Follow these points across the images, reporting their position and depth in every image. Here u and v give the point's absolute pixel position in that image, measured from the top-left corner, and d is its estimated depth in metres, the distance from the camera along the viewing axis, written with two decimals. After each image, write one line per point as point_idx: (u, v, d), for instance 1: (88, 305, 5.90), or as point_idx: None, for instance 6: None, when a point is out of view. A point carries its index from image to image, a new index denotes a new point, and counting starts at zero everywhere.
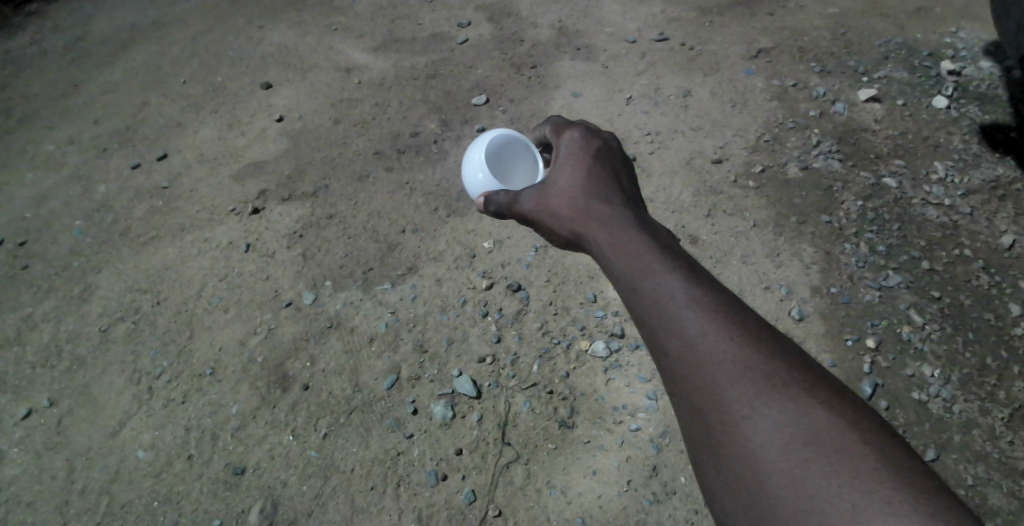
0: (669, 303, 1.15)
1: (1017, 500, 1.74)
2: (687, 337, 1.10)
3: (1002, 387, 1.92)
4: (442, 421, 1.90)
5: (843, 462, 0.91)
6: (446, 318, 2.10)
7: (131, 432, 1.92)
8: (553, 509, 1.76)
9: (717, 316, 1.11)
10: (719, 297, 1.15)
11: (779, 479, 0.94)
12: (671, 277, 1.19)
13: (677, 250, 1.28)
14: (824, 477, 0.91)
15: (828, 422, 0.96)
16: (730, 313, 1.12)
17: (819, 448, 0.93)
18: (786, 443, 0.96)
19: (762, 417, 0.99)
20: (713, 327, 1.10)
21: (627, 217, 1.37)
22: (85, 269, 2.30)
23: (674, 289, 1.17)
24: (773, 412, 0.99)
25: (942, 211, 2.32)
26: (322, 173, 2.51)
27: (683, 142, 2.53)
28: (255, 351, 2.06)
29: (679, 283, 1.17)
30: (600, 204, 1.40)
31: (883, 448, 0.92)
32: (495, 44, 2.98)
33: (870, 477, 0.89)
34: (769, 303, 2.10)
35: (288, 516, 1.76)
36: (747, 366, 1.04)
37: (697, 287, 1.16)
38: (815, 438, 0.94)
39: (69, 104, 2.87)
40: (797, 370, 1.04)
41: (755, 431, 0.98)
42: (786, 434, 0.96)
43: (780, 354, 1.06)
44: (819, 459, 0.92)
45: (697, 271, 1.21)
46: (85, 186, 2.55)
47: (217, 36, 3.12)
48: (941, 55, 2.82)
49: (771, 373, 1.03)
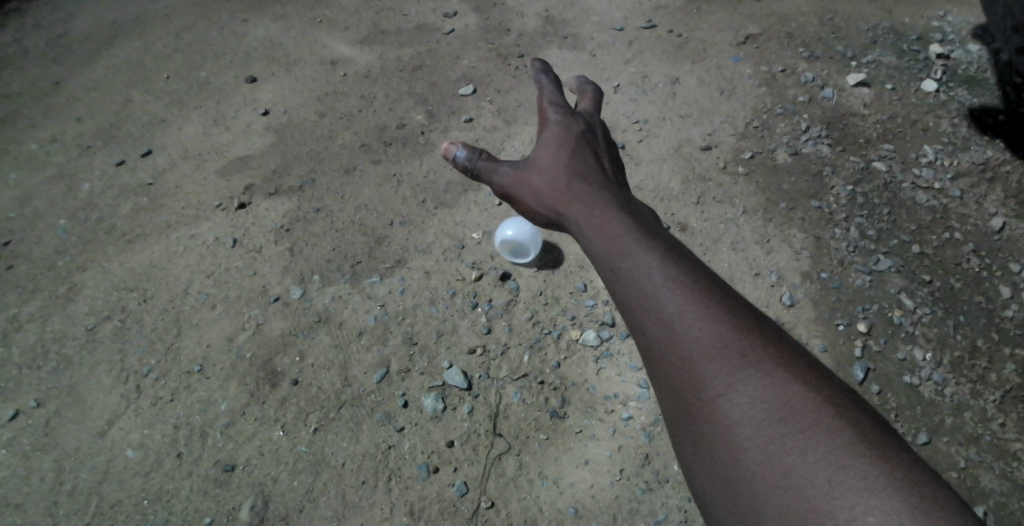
0: (647, 281, 1.14)
1: (1010, 482, 1.73)
2: (664, 314, 1.09)
3: (992, 369, 1.92)
4: (433, 414, 1.88)
5: (819, 438, 0.90)
6: (435, 310, 2.08)
7: (119, 432, 1.90)
8: (545, 500, 1.75)
9: (694, 294, 1.10)
10: (698, 275, 1.14)
11: (755, 456, 0.93)
12: (649, 254, 1.18)
13: (657, 230, 1.27)
14: (800, 453, 0.90)
15: (805, 399, 0.95)
16: (708, 291, 1.11)
17: (795, 424, 0.92)
18: (763, 420, 0.95)
19: (738, 394, 0.98)
20: (689, 304, 1.09)
21: (606, 196, 1.35)
22: (71, 269, 2.27)
23: (652, 268, 1.15)
24: (750, 390, 0.98)
25: (932, 194, 2.31)
26: (309, 167, 2.49)
27: (672, 130, 2.52)
28: (243, 346, 2.04)
29: (657, 261, 1.16)
30: (578, 184, 1.39)
31: (859, 424, 0.91)
32: (481, 34, 2.96)
33: (846, 453, 0.88)
34: (759, 289, 2.09)
35: (279, 513, 1.74)
36: (725, 342, 1.03)
37: (674, 264, 1.16)
38: (792, 415, 0.93)
39: (52, 103, 2.83)
40: (775, 347, 1.03)
41: (732, 409, 0.97)
42: (763, 411, 0.95)
43: (757, 330, 1.06)
44: (795, 435, 0.91)
45: (675, 250, 1.20)
46: (69, 185, 2.51)
47: (201, 31, 3.09)
48: (929, 38, 2.81)
49: (749, 349, 1.02)
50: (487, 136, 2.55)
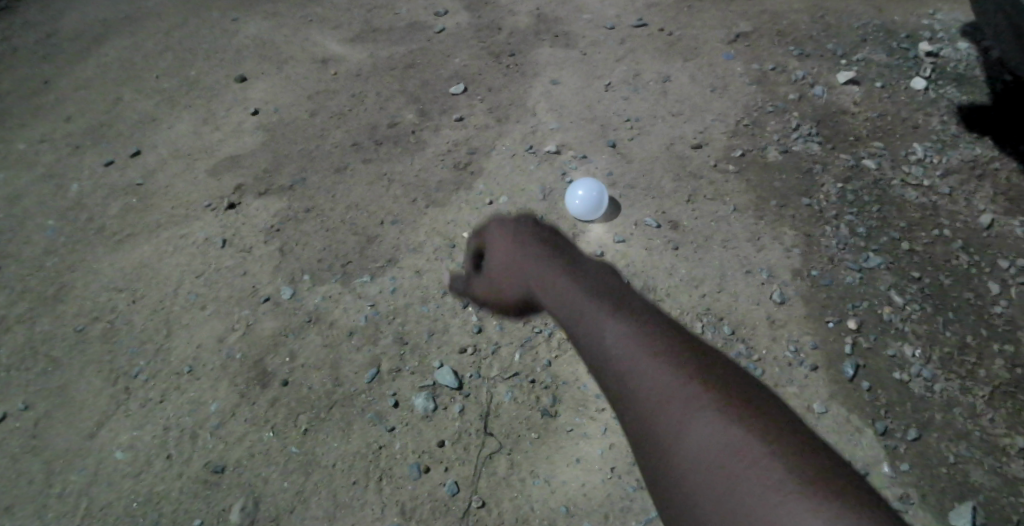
0: (596, 343, 0.99)
1: (999, 477, 1.74)
2: (616, 373, 0.95)
3: (981, 365, 1.93)
4: (424, 413, 1.88)
5: (775, 469, 0.77)
6: (426, 309, 2.08)
7: (109, 433, 1.89)
8: (536, 499, 1.75)
9: (643, 347, 0.95)
10: (648, 322, 0.99)
11: (711, 498, 0.79)
12: (595, 310, 1.02)
13: (604, 279, 1.11)
14: (749, 501, 0.76)
15: (759, 442, 0.81)
16: (659, 341, 0.96)
17: (750, 455, 0.79)
18: (714, 470, 0.81)
19: (692, 435, 0.85)
20: (639, 359, 0.94)
21: (547, 250, 1.19)
22: (60, 269, 2.25)
23: (598, 326, 1.00)
24: (700, 438, 0.84)
25: (922, 191, 2.32)
26: (300, 165, 2.48)
27: (663, 128, 2.53)
28: (233, 347, 2.03)
29: (602, 316, 1.01)
30: (513, 247, 1.23)
31: (818, 462, 0.78)
32: (473, 32, 2.95)
33: (797, 495, 0.74)
34: (750, 287, 2.10)
35: (269, 513, 1.73)
36: (675, 395, 0.88)
37: (621, 316, 1.00)
38: (739, 458, 0.80)
39: (41, 102, 2.80)
40: (732, 388, 0.88)
41: (685, 463, 0.84)
42: (718, 450, 0.82)
43: (713, 372, 0.91)
44: (748, 469, 0.78)
45: (623, 300, 1.05)
46: (58, 185, 2.49)
47: (191, 30, 3.07)
48: (919, 36, 2.82)
49: (702, 396, 0.87)
50: (478, 134, 2.55)
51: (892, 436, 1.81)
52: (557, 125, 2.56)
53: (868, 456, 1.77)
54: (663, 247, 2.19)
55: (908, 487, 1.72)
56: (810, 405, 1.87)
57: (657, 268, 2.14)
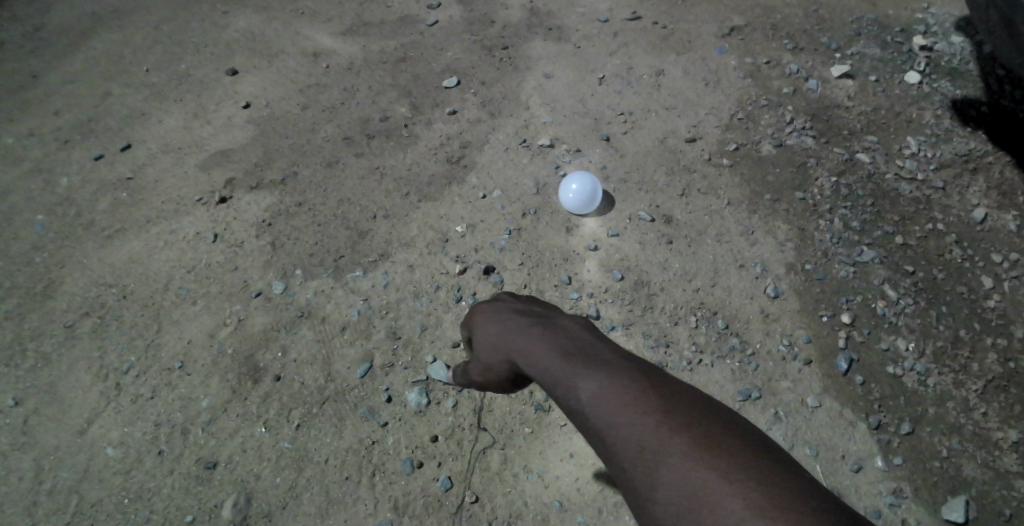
0: (576, 409, 1.10)
1: (991, 470, 1.74)
2: (597, 432, 1.05)
3: (974, 359, 1.93)
4: (417, 408, 1.87)
5: (735, 506, 0.87)
6: (419, 304, 2.07)
7: (100, 430, 1.87)
8: (530, 494, 1.74)
9: (614, 402, 1.05)
10: (616, 379, 1.08)
11: None
12: (572, 378, 1.12)
13: (578, 339, 1.21)
14: None
15: (719, 477, 0.91)
16: (628, 393, 1.05)
17: (714, 496, 0.89)
18: (682, 509, 0.91)
19: (665, 485, 0.94)
20: (612, 414, 1.04)
21: (522, 320, 1.28)
22: (49, 265, 2.22)
23: (574, 391, 1.10)
24: (667, 481, 0.94)
25: (915, 185, 2.32)
26: (291, 160, 2.45)
27: (657, 122, 2.52)
28: (225, 342, 2.01)
29: (577, 377, 1.11)
30: (490, 322, 1.31)
31: (772, 490, 0.88)
32: (465, 25, 2.93)
33: None
34: (744, 281, 2.10)
35: (262, 510, 1.72)
36: (645, 443, 0.99)
37: (594, 374, 1.10)
38: (701, 498, 0.90)
39: (28, 96, 2.77)
40: (695, 428, 0.98)
41: (658, 505, 0.94)
42: (688, 496, 0.91)
43: (678, 414, 1.01)
44: (713, 509, 0.88)
45: (595, 357, 1.14)
46: (47, 180, 2.46)
47: (180, 23, 3.04)
48: (913, 30, 2.82)
49: (667, 441, 0.97)
50: (471, 128, 2.53)
51: (885, 429, 1.81)
52: (550, 119, 2.55)
53: (860, 450, 1.78)
54: (657, 241, 2.18)
55: (900, 481, 1.73)
56: (803, 399, 1.87)
57: (650, 263, 2.14)
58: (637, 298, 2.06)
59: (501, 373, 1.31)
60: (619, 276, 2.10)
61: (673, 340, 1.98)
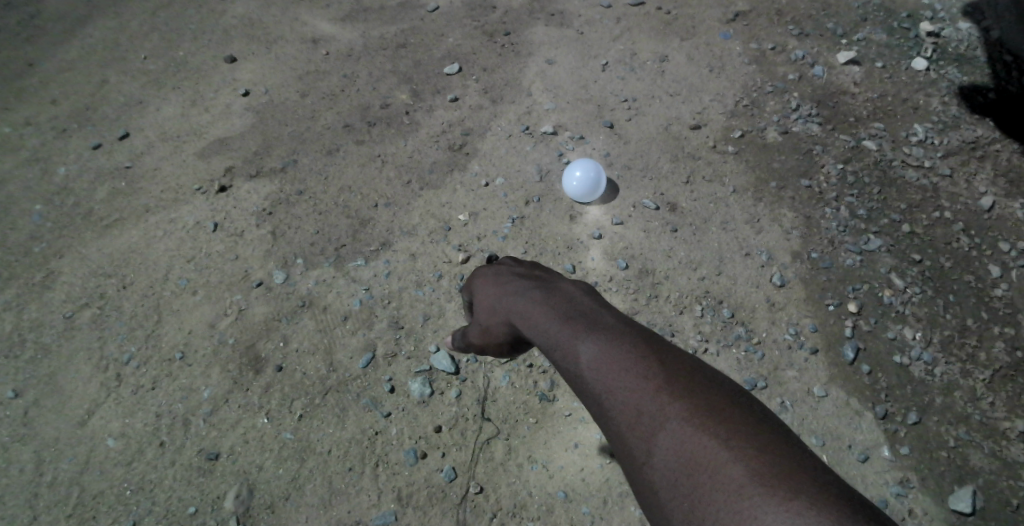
0: (575, 374, 1.09)
1: (999, 460, 1.73)
2: (595, 395, 1.05)
3: (982, 348, 1.91)
4: (419, 398, 1.86)
5: (731, 470, 0.86)
6: (421, 293, 2.05)
7: (100, 421, 1.85)
8: (534, 484, 1.73)
9: (613, 367, 1.04)
10: (616, 342, 1.08)
11: (684, 506, 0.88)
12: (572, 342, 1.11)
13: (577, 302, 1.20)
14: (710, 505, 0.85)
15: (718, 444, 0.89)
16: (628, 357, 1.04)
17: (710, 461, 0.88)
18: (678, 474, 0.90)
19: (662, 450, 0.93)
20: (610, 377, 1.03)
21: (524, 284, 1.29)
22: (47, 255, 2.20)
23: (574, 356, 1.10)
24: (666, 448, 0.93)
25: (922, 172, 2.29)
26: (290, 148, 2.42)
27: (660, 109, 2.49)
28: (226, 332, 1.99)
29: (576, 340, 1.11)
30: (490, 287, 1.33)
31: (772, 459, 0.86)
32: (467, 11, 2.88)
33: (749, 495, 0.83)
34: (749, 270, 2.08)
35: (265, 501, 1.71)
36: (644, 408, 0.98)
37: (593, 337, 1.10)
38: (699, 465, 0.88)
39: (24, 84, 2.73)
40: (694, 393, 0.97)
41: (656, 471, 0.93)
42: (685, 461, 0.90)
43: (677, 380, 0.99)
44: (709, 474, 0.87)
45: (596, 321, 1.14)
46: (45, 169, 2.43)
47: (178, 10, 2.99)
48: (920, 15, 2.77)
49: (665, 405, 0.96)
50: (472, 115, 2.50)
51: (892, 419, 1.80)
52: (553, 106, 2.51)
53: (866, 440, 1.77)
54: (661, 230, 2.16)
55: (907, 470, 1.73)
56: (809, 389, 1.85)
57: (655, 251, 2.11)
58: (641, 288, 2.04)
59: (500, 336, 1.32)
60: (623, 265, 2.08)
61: (678, 329, 1.96)
